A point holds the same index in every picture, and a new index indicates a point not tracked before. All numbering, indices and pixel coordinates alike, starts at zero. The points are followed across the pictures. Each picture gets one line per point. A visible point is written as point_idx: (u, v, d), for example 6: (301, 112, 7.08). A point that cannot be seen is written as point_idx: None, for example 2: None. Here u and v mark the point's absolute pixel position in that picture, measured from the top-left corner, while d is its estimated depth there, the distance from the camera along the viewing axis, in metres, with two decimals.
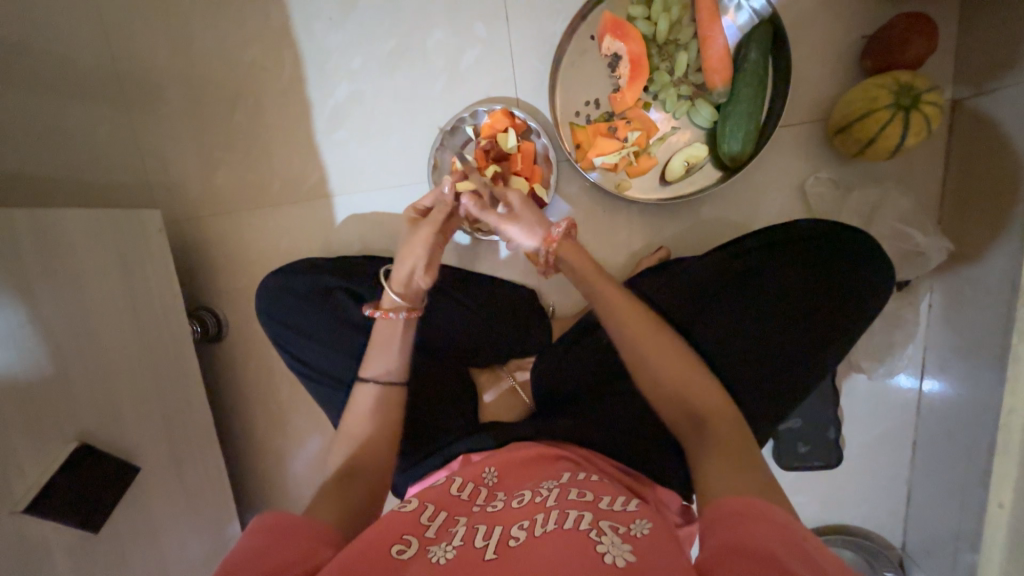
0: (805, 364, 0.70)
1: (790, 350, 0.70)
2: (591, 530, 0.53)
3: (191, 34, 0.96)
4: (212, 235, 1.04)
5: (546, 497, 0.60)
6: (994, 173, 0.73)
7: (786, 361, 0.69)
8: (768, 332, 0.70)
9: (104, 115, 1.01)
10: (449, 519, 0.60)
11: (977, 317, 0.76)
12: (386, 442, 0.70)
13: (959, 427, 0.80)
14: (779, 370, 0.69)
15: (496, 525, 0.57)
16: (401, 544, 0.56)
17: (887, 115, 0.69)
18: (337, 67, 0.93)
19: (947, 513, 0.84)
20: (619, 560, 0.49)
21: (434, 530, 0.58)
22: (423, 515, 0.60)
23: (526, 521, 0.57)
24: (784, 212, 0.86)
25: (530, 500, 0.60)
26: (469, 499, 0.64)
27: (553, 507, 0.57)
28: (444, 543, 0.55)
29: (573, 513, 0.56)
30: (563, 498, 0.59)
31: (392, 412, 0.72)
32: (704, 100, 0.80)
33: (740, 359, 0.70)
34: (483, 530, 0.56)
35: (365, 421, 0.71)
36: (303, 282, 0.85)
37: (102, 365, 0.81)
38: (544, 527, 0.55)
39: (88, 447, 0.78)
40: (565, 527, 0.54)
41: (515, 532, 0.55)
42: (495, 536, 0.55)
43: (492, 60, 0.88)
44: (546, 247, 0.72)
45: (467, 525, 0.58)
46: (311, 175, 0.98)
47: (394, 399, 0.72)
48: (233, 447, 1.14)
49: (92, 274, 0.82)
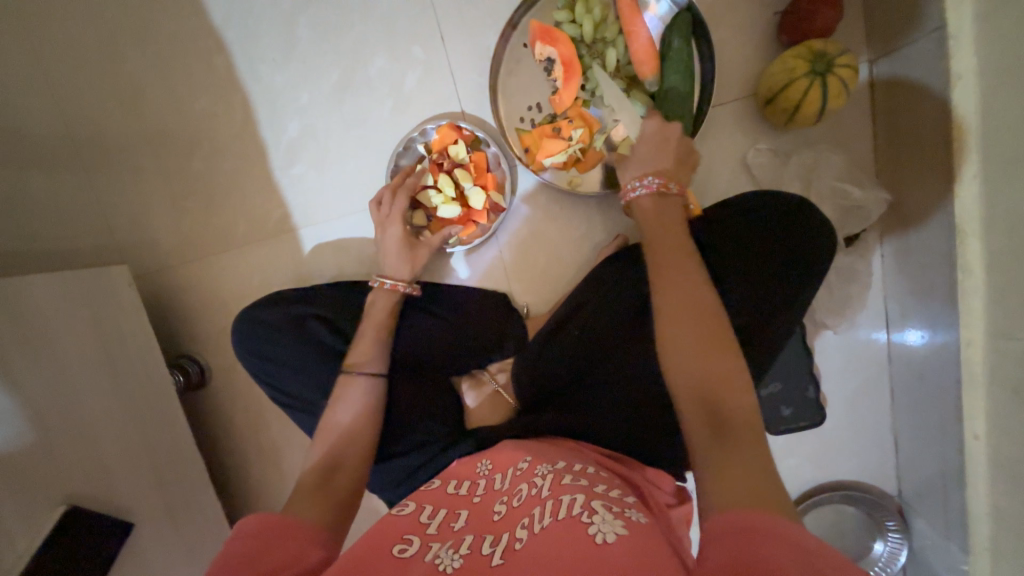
0: (766, 326, 0.72)
1: (753, 313, 0.71)
2: (584, 512, 0.54)
3: (140, 91, 0.99)
4: (185, 283, 1.05)
5: (541, 488, 0.61)
6: (912, 124, 0.77)
7: (751, 327, 0.72)
8: (732, 300, 0.72)
9: (63, 181, 1.03)
10: (450, 514, 0.63)
11: (925, 259, 0.80)
12: (370, 430, 0.74)
13: (932, 367, 0.82)
14: (745, 336, 0.72)
15: (502, 533, 0.57)
16: (402, 543, 0.57)
17: (806, 83, 0.72)
18: (286, 105, 0.96)
19: (933, 455, 0.86)
20: (609, 535, 0.51)
21: (434, 527, 0.60)
22: (423, 515, 0.63)
23: (526, 519, 0.58)
24: (731, 186, 0.89)
25: (528, 495, 0.61)
26: (468, 494, 0.67)
27: (547, 497, 0.59)
28: (449, 550, 0.55)
29: (567, 499, 0.57)
30: (557, 485, 0.60)
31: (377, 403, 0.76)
32: (638, 91, 0.84)
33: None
34: (489, 538, 0.57)
35: (353, 412, 0.74)
36: (275, 314, 0.86)
37: (85, 426, 0.81)
38: (542, 522, 0.55)
39: (77, 509, 0.77)
40: (559, 517, 0.55)
41: (518, 534, 0.56)
42: (502, 543, 0.56)
43: (434, 79, 0.92)
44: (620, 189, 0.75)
45: (473, 533, 0.58)
46: (275, 212, 1.00)
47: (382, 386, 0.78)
48: (228, 493, 1.13)
49: (65, 337, 0.82)
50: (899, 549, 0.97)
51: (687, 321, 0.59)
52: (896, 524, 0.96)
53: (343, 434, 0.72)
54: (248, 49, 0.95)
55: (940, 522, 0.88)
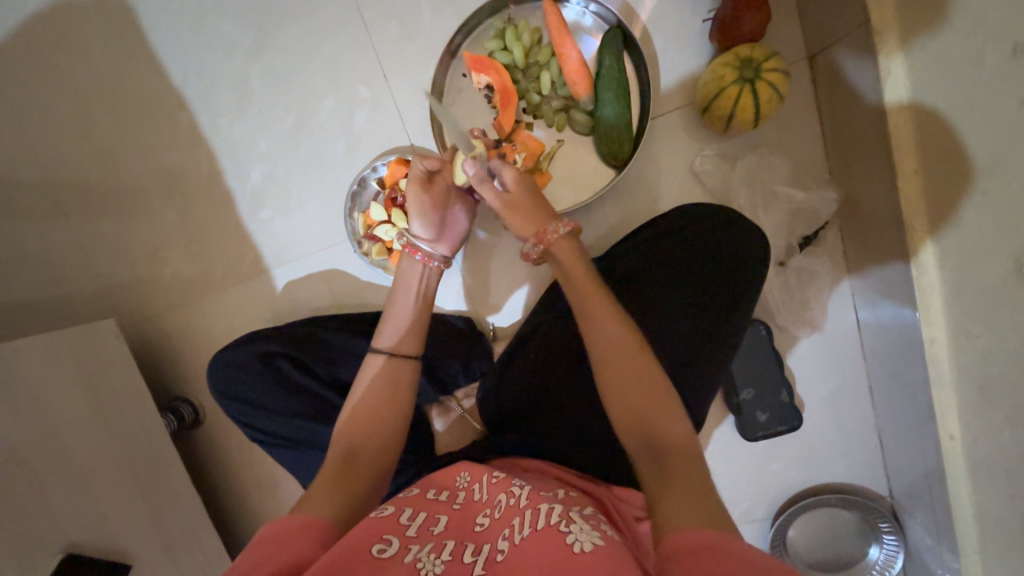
0: (716, 339, 0.72)
1: (699, 328, 0.72)
2: (561, 521, 0.57)
3: (114, 152, 1.05)
4: (172, 328, 1.10)
5: (519, 498, 0.63)
6: (855, 120, 0.75)
7: (699, 342, 0.72)
8: (678, 318, 0.72)
9: (51, 241, 1.09)
10: (430, 518, 0.63)
11: (879, 254, 0.78)
12: (393, 419, 0.73)
13: (900, 366, 0.79)
14: (695, 352, 0.72)
15: (483, 543, 0.59)
16: (382, 543, 0.57)
17: (737, 89, 0.72)
18: (248, 153, 1.00)
19: (914, 455, 0.83)
20: (586, 544, 0.53)
21: (414, 530, 0.60)
22: (402, 517, 0.62)
23: (507, 529, 0.59)
24: (681, 195, 0.88)
25: (507, 505, 0.63)
26: (448, 500, 0.67)
27: (526, 508, 0.60)
28: (431, 555, 0.56)
29: (545, 509, 0.59)
30: (535, 497, 0.62)
31: (391, 390, 0.74)
32: (577, 109, 0.84)
33: (652, 334, 0.72)
34: (472, 547, 0.59)
35: (372, 395, 0.73)
36: (244, 355, 0.89)
37: (79, 476, 0.87)
38: (522, 532, 0.57)
39: (78, 555, 0.83)
40: (538, 527, 0.57)
41: (499, 545, 0.58)
42: (483, 552, 0.57)
43: (381, 115, 0.94)
44: (537, 240, 0.73)
45: (454, 539, 0.60)
46: (247, 255, 1.04)
47: (404, 371, 0.76)
48: (226, 527, 1.17)
49: (58, 393, 0.88)
50: (895, 554, 0.94)
51: (616, 358, 0.64)
52: (890, 525, 0.93)
53: (365, 420, 0.71)
54: (209, 104, 1.00)
55: (928, 522, 0.84)
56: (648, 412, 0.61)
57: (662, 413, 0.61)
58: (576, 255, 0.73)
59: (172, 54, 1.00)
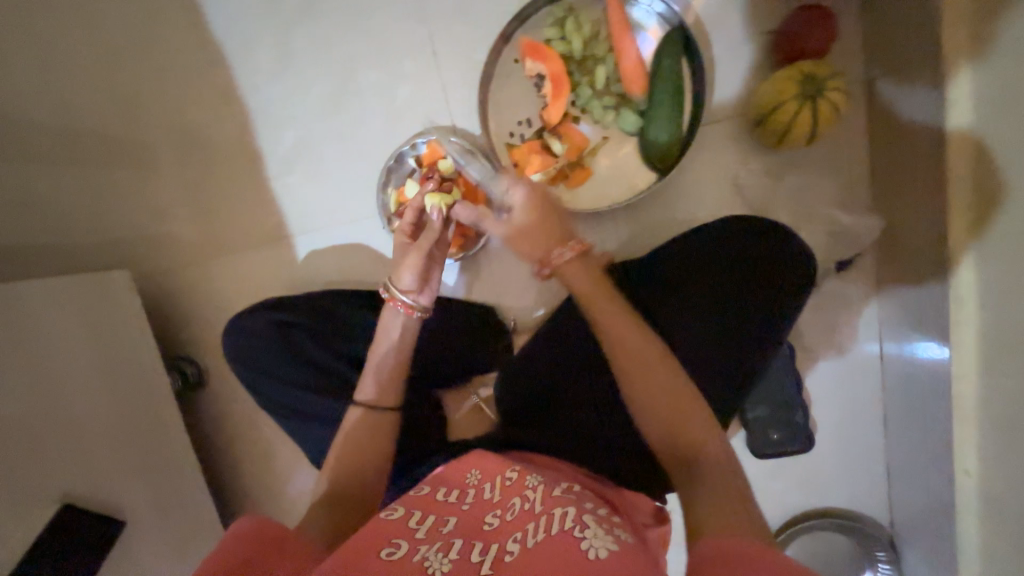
0: (753, 352, 0.72)
1: (736, 339, 0.71)
2: (574, 527, 0.56)
3: (142, 101, 1.02)
4: (183, 286, 1.08)
5: (534, 503, 0.61)
6: (908, 148, 0.75)
7: (736, 353, 0.71)
8: (715, 329, 0.72)
9: (67, 185, 1.06)
10: (438, 520, 0.61)
11: (914, 284, 0.78)
12: (382, 442, 0.74)
13: (920, 399, 0.80)
14: (730, 363, 0.71)
15: (492, 542, 0.58)
16: (391, 546, 0.57)
17: (796, 105, 0.71)
18: (282, 116, 0.98)
19: (921, 486, 0.84)
20: (600, 550, 0.53)
21: (423, 532, 0.59)
22: (411, 519, 0.61)
23: (518, 533, 0.58)
24: (722, 205, 0.88)
25: (521, 509, 0.61)
26: (457, 501, 0.64)
27: (540, 513, 0.59)
28: (440, 555, 0.56)
29: (558, 514, 0.59)
30: (549, 500, 0.61)
31: (382, 434, 0.74)
32: (628, 107, 0.83)
33: (683, 341, 0.72)
34: (480, 545, 0.57)
35: (361, 445, 0.73)
36: (261, 323, 0.87)
37: (82, 426, 0.85)
38: (535, 538, 0.56)
39: (72, 506, 0.80)
40: (552, 533, 0.56)
41: (510, 546, 0.57)
42: (492, 552, 0.56)
43: (425, 92, 0.93)
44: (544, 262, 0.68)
45: (462, 537, 0.59)
46: (270, 220, 1.02)
47: (387, 421, 0.75)
48: (219, 493, 1.15)
49: (67, 340, 0.86)
50: None
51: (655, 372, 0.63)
52: (886, 553, 0.94)
53: (351, 453, 0.72)
54: (248, 61, 0.97)
55: (928, 556, 0.85)
56: (674, 420, 0.61)
57: (691, 425, 0.61)
58: (594, 270, 0.70)
59: (215, 5, 0.97)
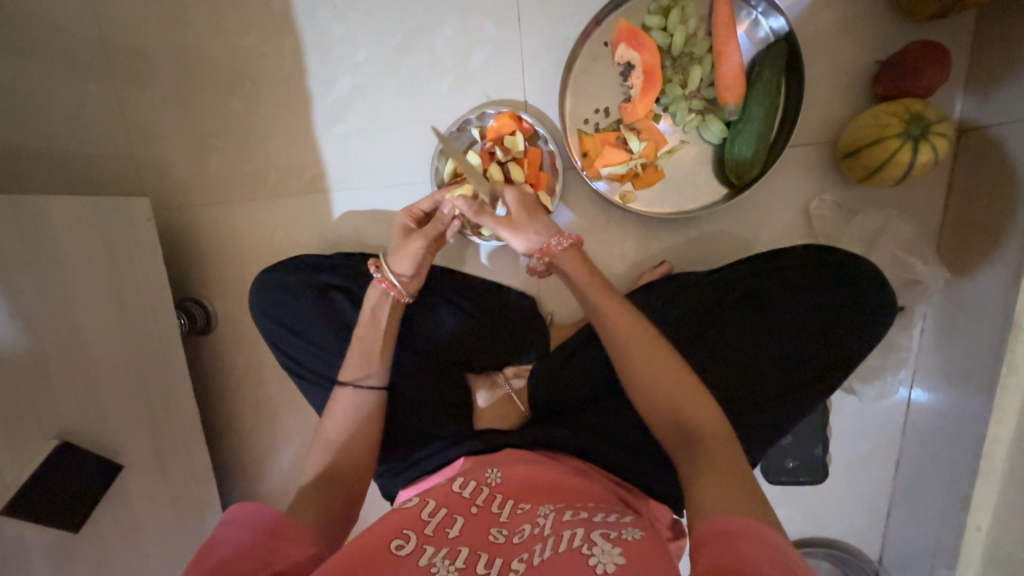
0: (812, 388, 0.70)
1: (797, 371, 0.71)
2: (583, 544, 0.52)
3: (184, 14, 0.92)
4: (204, 224, 1.00)
5: (544, 526, 0.57)
6: (996, 207, 0.74)
7: (794, 386, 0.70)
8: (778, 357, 0.71)
9: (86, 93, 0.96)
10: (448, 516, 0.60)
11: (967, 344, 0.79)
12: (370, 433, 0.72)
13: (942, 450, 0.82)
14: (788, 394, 0.70)
15: (497, 557, 0.54)
16: (400, 539, 0.55)
17: (897, 143, 0.69)
18: (340, 58, 0.90)
19: (925, 531, 0.87)
20: (609, 565, 0.48)
21: (432, 528, 0.58)
22: (424, 511, 0.60)
23: (525, 553, 0.54)
24: (788, 232, 0.86)
25: (530, 532, 0.57)
26: (469, 499, 0.63)
27: (549, 535, 0.55)
28: (445, 561, 0.53)
29: (567, 533, 0.54)
30: (559, 522, 0.57)
31: (370, 419, 0.72)
32: (715, 115, 0.80)
33: (744, 366, 0.71)
34: (484, 558, 0.53)
35: (346, 431, 0.70)
36: (297, 280, 0.83)
37: (86, 361, 0.78)
38: (542, 556, 0.52)
39: (70, 445, 0.75)
40: (560, 550, 0.52)
41: (515, 563, 0.52)
42: (496, 566, 0.52)
43: (503, 61, 0.86)
44: (539, 255, 0.71)
45: (469, 545, 0.55)
46: (310, 169, 0.95)
47: (372, 402, 0.72)
48: (214, 444, 1.11)
49: (77, 266, 0.78)
50: None
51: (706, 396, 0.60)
52: None
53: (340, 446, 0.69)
54: None
55: None
56: (720, 447, 0.55)
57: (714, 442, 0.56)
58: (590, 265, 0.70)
59: None
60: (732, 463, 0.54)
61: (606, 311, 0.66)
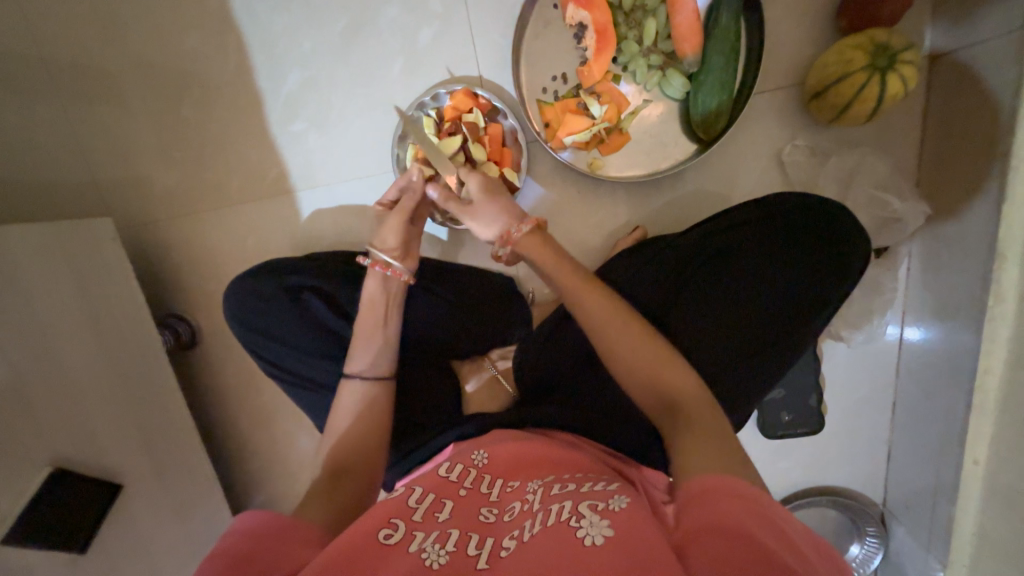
0: (795, 339, 0.71)
1: (782, 325, 0.70)
2: (570, 517, 0.50)
3: (122, 24, 0.89)
4: (174, 239, 0.99)
5: (533, 502, 0.56)
6: (973, 131, 0.72)
7: (780, 340, 0.70)
8: (761, 312, 0.70)
9: (35, 119, 0.94)
10: (436, 501, 0.59)
11: (953, 279, 0.78)
12: (378, 415, 0.71)
13: (936, 390, 0.82)
14: (774, 349, 0.70)
15: (487, 536, 0.53)
16: (388, 528, 0.54)
17: (863, 77, 0.66)
18: (287, 52, 0.87)
19: (923, 468, 0.87)
20: (597, 538, 0.47)
21: (420, 514, 0.57)
22: (411, 498, 0.59)
23: (516, 530, 0.53)
24: (762, 182, 0.84)
25: (520, 509, 0.56)
26: (457, 481, 0.62)
27: (538, 510, 0.54)
28: (436, 545, 0.52)
29: (555, 507, 0.53)
30: (547, 496, 0.56)
31: (375, 409, 0.72)
32: (675, 69, 0.77)
33: (727, 323, 0.70)
34: (475, 538, 0.53)
35: (351, 419, 0.70)
36: (268, 285, 0.81)
37: (70, 387, 0.79)
38: (531, 531, 0.51)
39: (64, 471, 0.76)
40: (549, 524, 0.51)
41: (505, 542, 0.52)
42: (487, 546, 0.52)
43: (453, 36, 0.83)
44: (501, 244, 0.69)
45: (459, 528, 0.55)
46: (272, 171, 0.93)
47: (379, 391, 0.73)
48: (216, 455, 1.12)
49: (48, 294, 0.78)
50: (873, 553, 1.00)
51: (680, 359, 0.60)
52: (876, 528, 0.98)
53: (349, 439, 0.68)
54: None
55: (922, 532, 0.90)
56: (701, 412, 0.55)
57: (682, 401, 0.57)
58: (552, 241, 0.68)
59: None
60: (707, 418, 0.54)
61: (575, 282, 0.65)
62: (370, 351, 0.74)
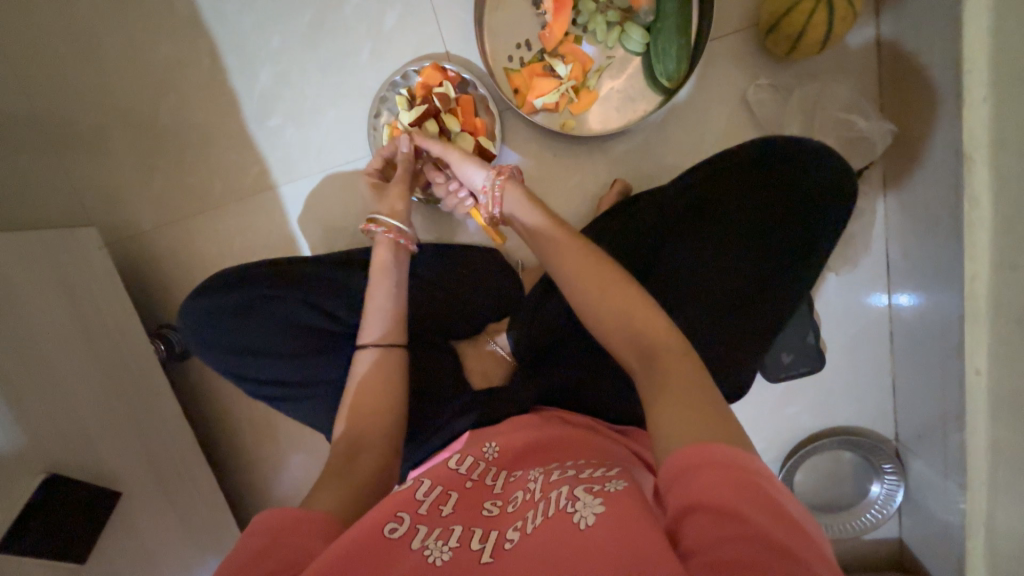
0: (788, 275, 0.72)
1: (775, 259, 0.72)
2: (567, 503, 0.48)
3: (96, 41, 0.92)
4: (161, 247, 0.99)
5: (535, 489, 0.54)
6: (922, 48, 0.74)
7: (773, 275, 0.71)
8: (751, 245, 0.72)
9: (16, 142, 0.96)
10: (443, 494, 0.56)
11: (928, 197, 0.78)
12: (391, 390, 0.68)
13: (933, 332, 0.81)
14: (768, 283, 0.71)
15: (491, 529, 0.50)
16: (394, 521, 0.51)
17: (811, 4, 0.69)
18: (258, 48, 0.89)
19: (932, 398, 0.85)
20: (590, 519, 0.45)
21: (427, 507, 0.54)
22: (419, 491, 0.56)
23: (520, 521, 0.50)
24: (732, 124, 0.86)
25: (523, 498, 0.54)
26: (466, 474, 0.59)
27: (539, 498, 0.52)
28: (439, 542, 0.49)
29: (553, 494, 0.50)
30: (547, 483, 0.53)
31: (390, 378, 0.69)
32: (633, 23, 0.80)
33: (717, 254, 0.72)
34: (479, 532, 0.50)
35: (362, 390, 0.68)
36: (227, 301, 0.79)
37: (64, 393, 0.78)
38: (535, 521, 0.49)
39: (56, 479, 0.73)
40: (549, 514, 0.48)
41: (510, 534, 0.49)
42: (491, 539, 0.49)
43: (417, 17, 0.86)
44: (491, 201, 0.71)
45: (463, 523, 0.52)
46: (253, 167, 0.94)
47: (392, 357, 0.70)
48: (220, 466, 1.10)
49: (37, 302, 0.78)
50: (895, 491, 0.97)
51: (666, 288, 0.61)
52: (893, 467, 0.96)
53: (365, 413, 0.66)
54: None
55: (938, 463, 0.86)
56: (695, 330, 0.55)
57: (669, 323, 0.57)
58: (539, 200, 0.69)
59: None
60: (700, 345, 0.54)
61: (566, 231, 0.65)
62: (381, 319, 0.72)
